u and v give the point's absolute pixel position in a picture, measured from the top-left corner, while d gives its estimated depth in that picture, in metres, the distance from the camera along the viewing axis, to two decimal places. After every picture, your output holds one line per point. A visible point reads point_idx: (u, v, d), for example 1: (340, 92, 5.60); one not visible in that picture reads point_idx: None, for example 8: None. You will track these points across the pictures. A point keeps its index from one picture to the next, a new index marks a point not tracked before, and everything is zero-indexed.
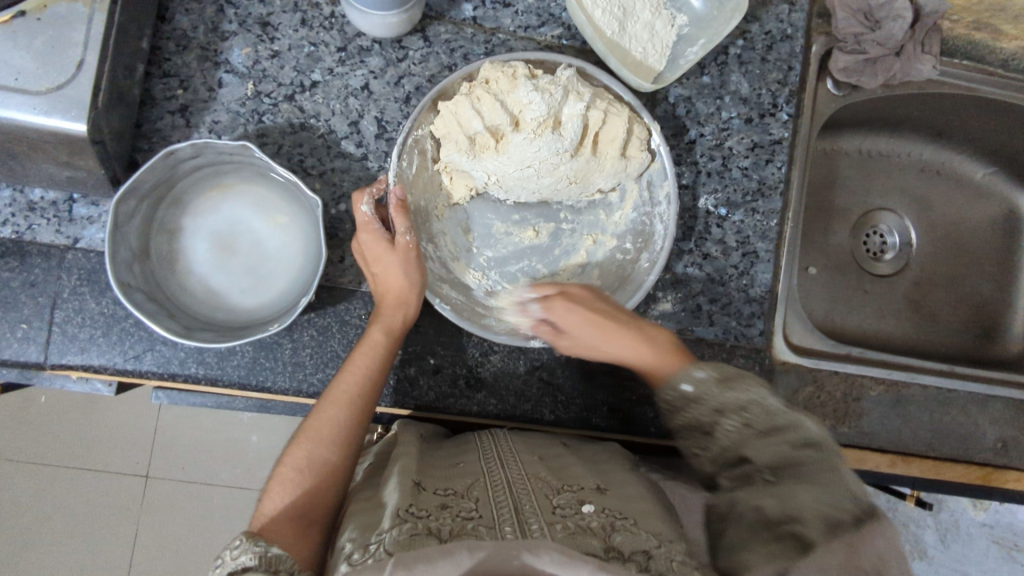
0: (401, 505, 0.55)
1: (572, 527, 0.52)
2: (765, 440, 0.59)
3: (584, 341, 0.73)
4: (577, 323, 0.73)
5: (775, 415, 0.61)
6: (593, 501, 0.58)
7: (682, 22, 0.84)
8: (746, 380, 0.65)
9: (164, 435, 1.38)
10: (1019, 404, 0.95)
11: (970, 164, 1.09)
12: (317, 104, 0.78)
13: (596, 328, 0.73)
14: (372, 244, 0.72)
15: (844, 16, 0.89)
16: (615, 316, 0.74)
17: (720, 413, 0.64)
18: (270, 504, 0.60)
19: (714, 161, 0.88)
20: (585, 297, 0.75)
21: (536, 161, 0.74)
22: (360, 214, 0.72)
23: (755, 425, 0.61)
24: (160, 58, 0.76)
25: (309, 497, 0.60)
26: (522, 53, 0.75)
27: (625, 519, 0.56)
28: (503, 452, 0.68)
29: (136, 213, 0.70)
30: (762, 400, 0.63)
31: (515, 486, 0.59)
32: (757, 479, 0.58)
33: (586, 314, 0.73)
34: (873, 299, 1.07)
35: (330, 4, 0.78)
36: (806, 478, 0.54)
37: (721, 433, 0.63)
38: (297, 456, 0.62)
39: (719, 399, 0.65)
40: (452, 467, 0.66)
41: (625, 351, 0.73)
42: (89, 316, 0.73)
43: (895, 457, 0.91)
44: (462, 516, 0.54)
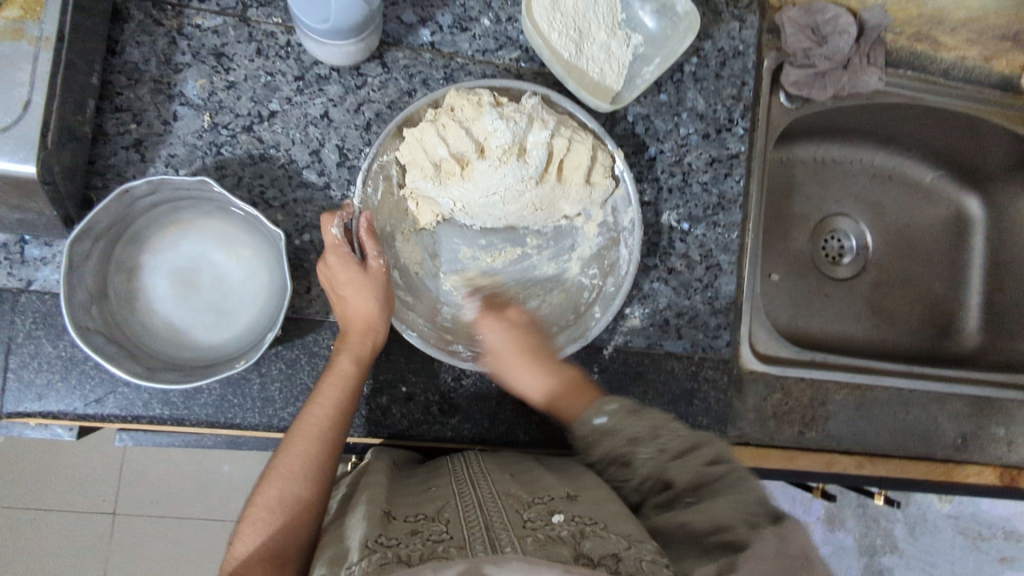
0: (370, 535, 0.54)
1: (542, 539, 0.52)
2: (681, 463, 0.61)
3: (500, 355, 0.76)
4: (506, 341, 0.76)
5: (685, 438, 0.63)
6: (564, 509, 0.58)
7: (637, 41, 0.85)
8: (651, 410, 0.66)
9: (129, 472, 1.34)
10: (976, 399, 0.98)
11: (918, 168, 1.14)
12: (276, 134, 0.77)
13: (521, 351, 0.76)
14: (340, 266, 0.71)
15: (792, 32, 0.92)
16: (539, 348, 0.77)
17: (632, 444, 0.64)
18: (243, 546, 0.58)
19: (675, 177, 0.89)
20: (519, 326, 0.78)
21: (502, 189, 0.74)
22: (329, 236, 0.71)
23: (669, 449, 0.62)
24: (111, 92, 0.74)
25: (284, 534, 0.59)
26: (487, 80, 0.76)
27: (595, 523, 0.55)
28: (475, 473, 0.68)
29: (92, 253, 0.68)
30: (675, 426, 0.64)
31: (485, 506, 0.59)
32: (681, 503, 0.58)
33: (515, 335, 0.77)
34: (834, 303, 1.10)
35: (285, 33, 0.78)
36: (725, 491, 0.57)
37: (639, 461, 0.63)
38: (270, 494, 0.61)
39: (628, 430, 0.64)
40: (424, 492, 0.65)
41: (532, 383, 0.75)
42: (46, 360, 0.70)
43: (861, 458, 0.94)
44: (433, 539, 0.53)
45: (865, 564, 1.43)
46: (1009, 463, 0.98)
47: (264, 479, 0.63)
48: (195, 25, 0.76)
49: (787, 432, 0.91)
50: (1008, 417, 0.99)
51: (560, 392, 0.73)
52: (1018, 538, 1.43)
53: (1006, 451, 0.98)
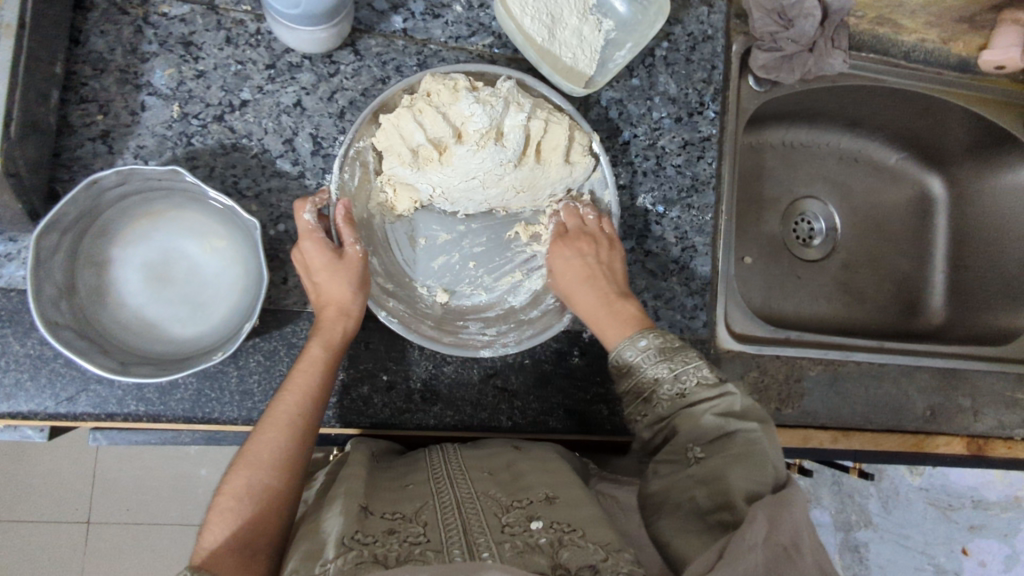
0: (346, 532, 0.54)
1: (520, 546, 0.52)
2: (693, 412, 0.63)
3: (565, 281, 0.78)
4: (565, 269, 0.78)
5: (710, 386, 0.64)
6: (543, 514, 0.57)
7: (608, 26, 0.86)
8: (684, 351, 0.67)
9: (102, 477, 1.30)
10: (944, 371, 1.01)
11: (882, 150, 1.17)
12: (248, 123, 0.76)
13: (582, 282, 0.77)
14: (317, 252, 0.70)
15: (760, 16, 0.93)
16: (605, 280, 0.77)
17: (656, 383, 0.66)
18: (210, 536, 0.57)
19: (649, 161, 0.90)
20: (591, 255, 0.78)
21: (481, 172, 0.74)
22: (303, 222, 0.71)
23: (687, 395, 0.65)
24: (75, 83, 0.72)
25: (253, 525, 0.58)
26: (461, 65, 0.76)
27: (574, 531, 0.54)
28: (453, 471, 0.68)
29: (59, 248, 0.66)
30: (699, 372, 0.65)
31: (463, 506, 0.59)
32: (690, 456, 0.61)
33: (582, 265, 0.77)
34: (806, 283, 1.12)
35: (254, 20, 0.77)
36: (733, 453, 0.59)
37: (658, 402, 0.66)
38: (238, 482, 0.60)
39: (655, 369, 0.67)
40: (401, 489, 0.65)
41: (592, 312, 0.75)
42: (14, 359, 0.69)
43: (836, 433, 0.96)
44: (410, 541, 0.53)
45: (841, 539, 1.46)
46: (976, 432, 1.02)
47: (231, 465, 0.62)
48: (161, 13, 0.75)
49: (764, 409, 0.93)
50: (974, 388, 1.02)
51: (615, 324, 0.74)
52: (986, 507, 1.48)
53: (972, 420, 1.02)
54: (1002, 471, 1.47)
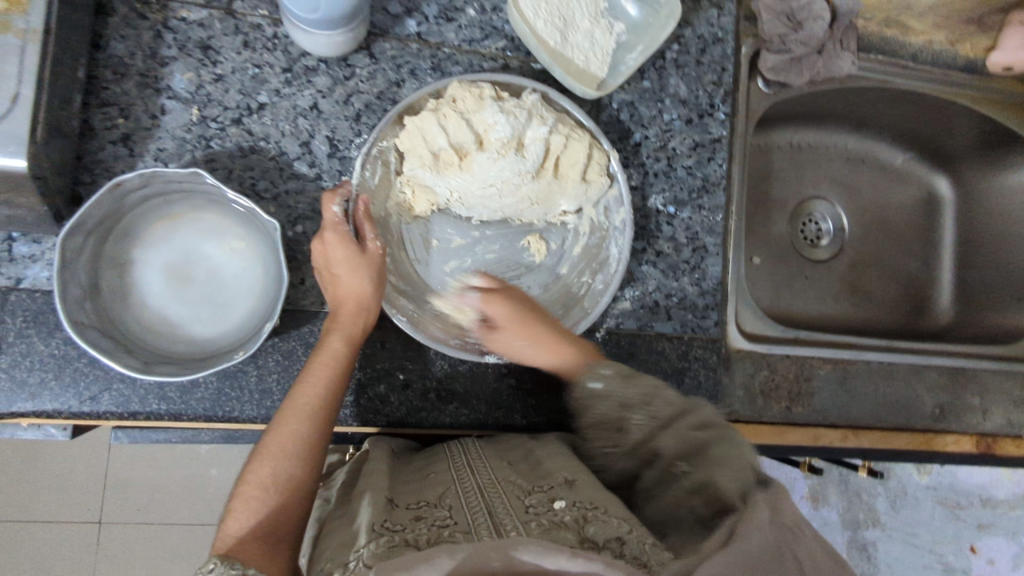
0: (375, 520, 0.55)
1: (546, 523, 0.52)
2: (670, 431, 0.63)
3: (505, 329, 0.75)
4: (508, 316, 0.75)
5: (676, 404, 0.65)
6: (565, 495, 0.58)
7: (620, 29, 0.87)
8: (646, 376, 0.70)
9: (114, 476, 1.32)
10: (952, 370, 1.02)
11: (889, 151, 1.18)
12: (266, 126, 0.77)
13: (524, 329, 0.75)
14: (338, 246, 0.71)
15: (768, 18, 0.94)
16: (543, 321, 0.76)
17: (626, 409, 0.68)
18: (236, 524, 0.57)
19: (660, 162, 0.91)
20: (524, 301, 0.77)
21: (499, 181, 0.76)
22: (331, 214, 0.72)
23: (660, 416, 0.65)
24: (96, 87, 0.73)
25: (277, 514, 0.59)
26: (488, 75, 0.78)
27: (596, 508, 0.55)
28: (472, 461, 0.69)
29: (83, 248, 0.67)
30: (665, 393, 0.67)
31: (486, 491, 0.60)
32: (676, 471, 0.60)
33: (522, 311, 0.76)
34: (813, 283, 1.13)
35: (272, 25, 0.78)
36: (715, 458, 0.58)
37: (631, 427, 0.67)
38: (262, 473, 0.60)
39: (623, 395, 0.68)
40: (423, 479, 0.66)
41: (540, 355, 0.75)
42: (38, 359, 0.70)
43: (846, 431, 0.97)
44: (438, 524, 0.54)
45: (849, 538, 1.47)
46: (985, 431, 1.02)
47: (253, 456, 0.63)
48: (180, 18, 0.76)
49: (775, 409, 0.94)
50: (983, 387, 1.03)
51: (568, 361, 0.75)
52: (994, 506, 1.48)
53: (981, 419, 1.03)
54: (1010, 470, 1.47)
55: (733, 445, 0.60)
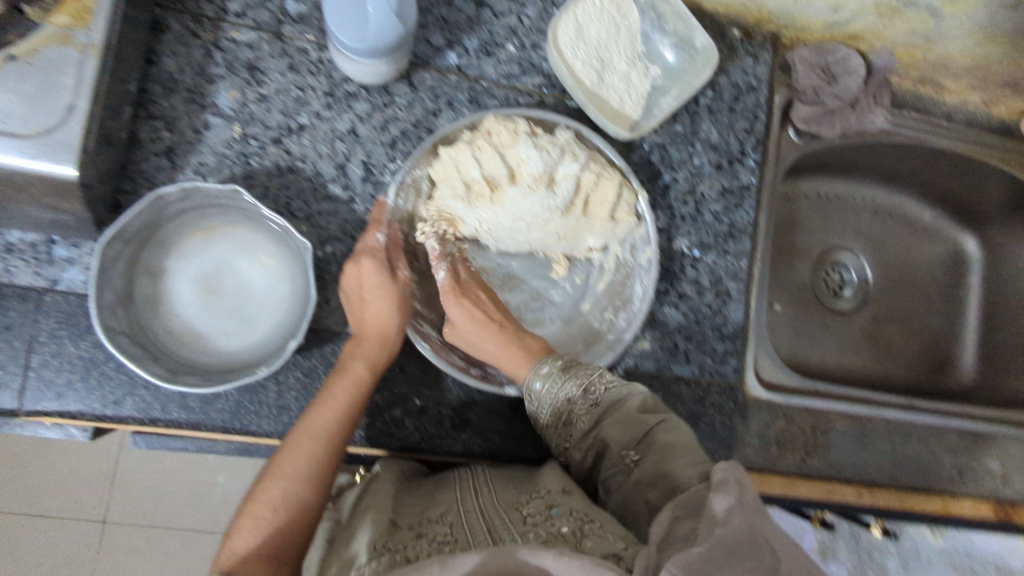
0: (376, 541, 0.56)
1: (543, 534, 0.53)
2: (614, 420, 0.71)
3: (456, 328, 0.76)
4: (465, 319, 0.75)
5: (614, 391, 0.72)
6: (562, 504, 0.60)
7: (655, 72, 0.88)
8: (584, 365, 0.74)
9: (121, 478, 1.32)
10: (972, 432, 1.00)
11: (916, 207, 1.17)
12: (305, 147, 0.79)
13: (476, 328, 0.75)
14: (373, 272, 0.72)
15: (803, 71, 0.95)
16: (504, 326, 0.77)
17: (571, 403, 0.72)
18: (241, 543, 0.58)
19: (688, 205, 0.92)
20: (480, 301, 0.77)
21: (528, 216, 0.77)
22: (372, 242, 0.75)
23: (601, 406, 0.72)
24: (146, 100, 0.76)
25: (283, 537, 0.60)
26: (523, 110, 0.80)
27: (592, 521, 0.56)
28: (477, 483, 0.69)
29: (121, 256, 0.69)
30: (603, 379, 0.73)
31: (486, 510, 0.60)
32: (629, 462, 0.68)
33: (472, 313, 0.75)
34: (834, 333, 1.12)
35: (318, 49, 0.80)
36: (660, 446, 0.66)
37: (577, 419, 0.72)
38: (271, 493, 0.61)
39: (563, 392, 0.72)
40: (427, 500, 0.67)
41: (493, 354, 0.76)
42: (66, 360, 0.71)
43: (861, 488, 0.95)
44: (438, 540, 0.55)
45: None
46: (1004, 497, 1.00)
47: (264, 473, 0.63)
48: (231, 39, 0.78)
49: (789, 459, 0.93)
50: (1003, 452, 1.01)
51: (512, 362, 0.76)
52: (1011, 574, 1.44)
53: (1001, 484, 1.00)
54: None
55: (672, 425, 0.70)
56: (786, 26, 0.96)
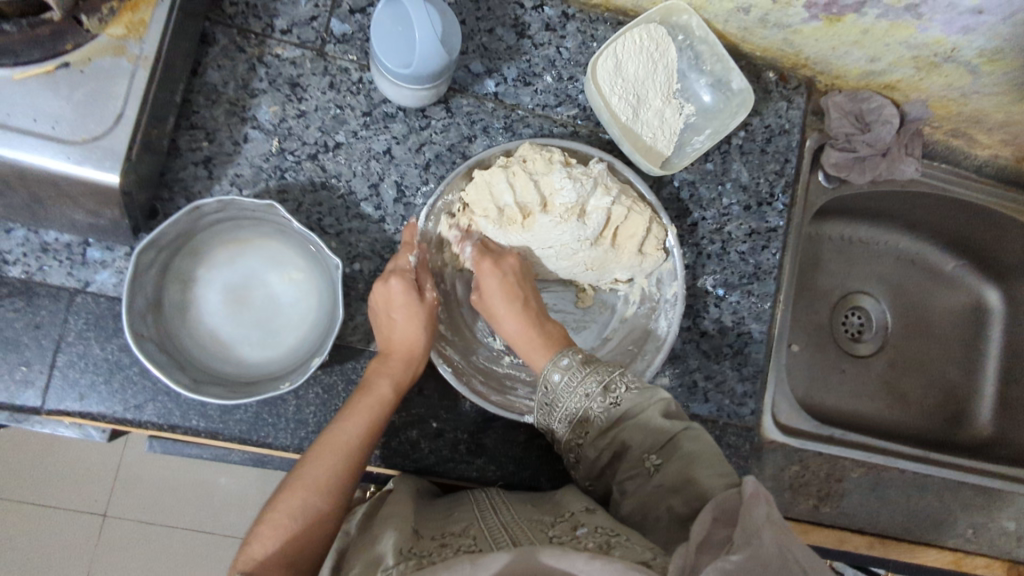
0: (402, 545, 0.56)
1: (571, 547, 0.53)
2: (635, 423, 0.67)
3: (486, 297, 0.77)
4: (493, 289, 0.76)
5: (635, 393, 0.67)
6: (587, 523, 0.59)
7: (690, 111, 0.89)
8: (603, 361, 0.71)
9: (127, 474, 1.33)
10: (988, 490, 0.99)
11: (941, 256, 1.16)
12: (340, 165, 0.80)
13: (504, 300, 0.76)
14: (403, 292, 0.72)
15: (837, 116, 0.96)
16: (528, 303, 0.77)
17: (589, 399, 0.69)
18: (260, 552, 0.57)
19: (715, 244, 0.92)
20: (512, 275, 0.77)
21: (558, 244, 0.78)
22: (405, 262, 0.75)
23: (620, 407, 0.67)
24: (188, 110, 0.77)
25: (299, 548, 0.59)
26: (558, 141, 0.80)
27: (619, 535, 0.56)
28: (496, 501, 0.69)
29: (154, 263, 0.70)
30: (624, 379, 0.69)
31: (508, 526, 0.60)
32: (648, 465, 0.64)
33: (503, 285, 0.76)
34: (851, 379, 1.12)
35: (359, 70, 0.81)
36: (685, 454, 0.62)
37: (595, 419, 0.68)
38: (292, 504, 0.60)
39: (583, 385, 0.69)
40: (447, 515, 0.66)
41: (514, 332, 0.76)
42: (92, 361, 0.72)
43: (873, 539, 0.94)
44: (464, 548, 0.55)
45: None
46: (1017, 557, 0.99)
47: (285, 484, 0.63)
48: (275, 55, 0.80)
49: (802, 505, 0.92)
50: (1018, 511, 1.00)
51: (530, 342, 0.76)
52: None
53: (1015, 545, 0.99)
54: None
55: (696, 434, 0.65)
56: (822, 73, 0.95)
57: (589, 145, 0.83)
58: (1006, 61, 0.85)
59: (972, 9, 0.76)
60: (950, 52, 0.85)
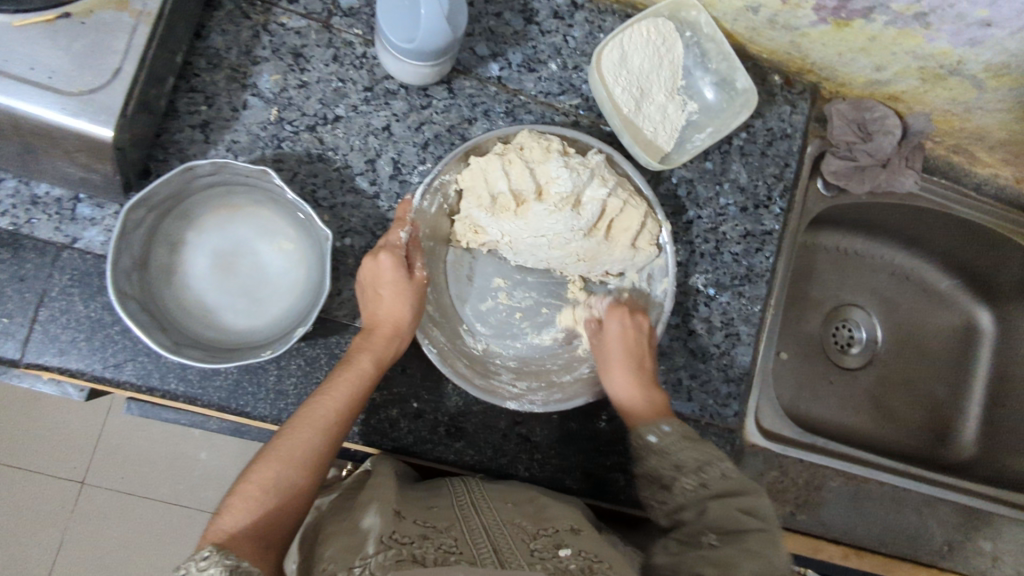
0: (385, 530, 0.56)
1: (552, 569, 0.53)
2: (718, 503, 0.65)
3: (608, 346, 0.80)
4: (618, 340, 0.80)
5: (729, 481, 0.67)
6: (570, 542, 0.59)
7: (692, 108, 0.89)
8: (700, 441, 0.72)
9: (107, 441, 1.32)
10: (966, 508, 0.99)
11: (935, 273, 1.15)
12: (337, 138, 0.80)
13: (626, 355, 0.79)
14: (391, 268, 0.72)
15: (840, 124, 0.96)
16: (646, 365, 0.79)
17: (677, 471, 0.70)
18: (231, 521, 0.57)
19: (708, 244, 0.91)
20: (644, 334, 0.80)
21: (551, 234, 0.77)
22: (395, 238, 0.74)
23: (707, 487, 0.67)
24: (189, 73, 0.77)
25: (272, 519, 0.58)
26: (558, 129, 0.80)
27: (601, 562, 0.56)
28: (476, 497, 0.69)
29: (143, 223, 0.69)
30: (721, 466, 0.68)
31: (491, 530, 0.60)
32: (705, 541, 0.62)
33: (634, 341, 0.80)
34: (837, 389, 1.12)
35: (363, 44, 0.81)
36: (747, 547, 0.60)
37: (678, 489, 0.69)
38: (266, 475, 0.60)
39: (677, 456, 0.70)
40: (428, 505, 0.66)
41: (620, 384, 0.78)
42: (74, 318, 0.71)
43: (847, 549, 0.94)
44: (444, 548, 0.54)
45: None
46: None
47: (259, 456, 0.62)
48: (280, 24, 0.79)
49: (779, 511, 0.92)
50: (994, 531, 1.00)
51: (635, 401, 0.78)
52: None
53: (989, 564, 0.99)
54: None
55: (772, 538, 0.61)
56: (828, 79, 0.95)
57: (589, 134, 0.82)
58: (1012, 77, 0.85)
59: (980, 21, 0.76)
60: (956, 64, 0.85)
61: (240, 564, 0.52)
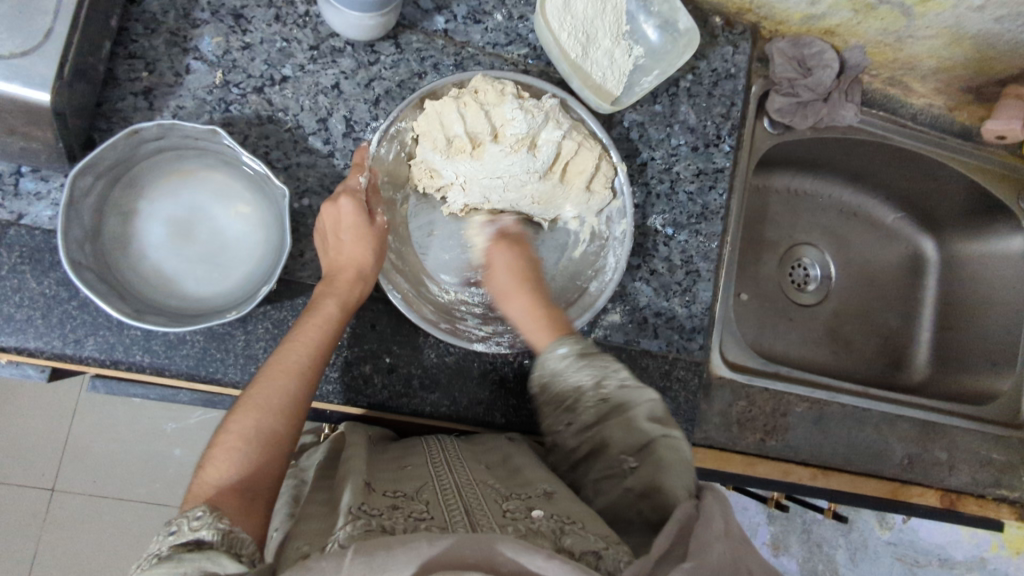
0: (354, 502, 0.56)
1: (523, 530, 0.52)
2: (621, 423, 0.66)
3: (498, 278, 0.79)
4: (505, 268, 0.80)
5: (626, 391, 0.68)
6: (542, 506, 0.58)
7: (638, 52, 0.90)
8: (602, 355, 0.72)
9: (75, 444, 1.29)
10: (923, 423, 1.04)
11: (881, 207, 1.21)
12: (286, 98, 0.79)
13: (514, 283, 0.79)
14: (351, 213, 0.73)
15: (781, 62, 0.99)
16: (533, 286, 0.79)
17: (579, 391, 0.69)
18: (216, 472, 0.56)
19: (663, 184, 0.94)
20: (524, 259, 0.81)
21: (507, 175, 0.78)
22: (349, 184, 0.75)
23: (608, 402, 0.68)
24: (125, 39, 0.75)
25: (257, 467, 0.58)
26: (510, 74, 0.81)
27: (574, 523, 0.55)
28: (451, 458, 0.69)
29: (91, 191, 0.68)
30: (615, 375, 0.69)
31: (464, 491, 0.60)
32: (625, 465, 0.64)
33: (514, 267, 0.80)
34: (796, 326, 1.15)
35: (305, 3, 0.80)
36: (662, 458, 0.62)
37: (581, 410, 0.69)
38: (244, 424, 0.59)
39: (575, 376, 0.70)
40: (400, 470, 0.66)
41: (521, 313, 0.77)
42: (28, 295, 0.69)
43: (815, 470, 0.98)
44: (415, 516, 0.54)
45: None
46: (949, 486, 1.03)
47: (235, 408, 0.62)
48: None
49: (748, 439, 0.95)
50: (950, 442, 1.04)
51: (538, 322, 0.76)
52: (951, 566, 1.52)
53: (947, 474, 1.03)
54: (969, 530, 1.51)
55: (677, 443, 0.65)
56: (766, 18, 0.98)
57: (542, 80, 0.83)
58: (937, 2, 0.88)
59: None
60: None
61: (233, 529, 0.52)
